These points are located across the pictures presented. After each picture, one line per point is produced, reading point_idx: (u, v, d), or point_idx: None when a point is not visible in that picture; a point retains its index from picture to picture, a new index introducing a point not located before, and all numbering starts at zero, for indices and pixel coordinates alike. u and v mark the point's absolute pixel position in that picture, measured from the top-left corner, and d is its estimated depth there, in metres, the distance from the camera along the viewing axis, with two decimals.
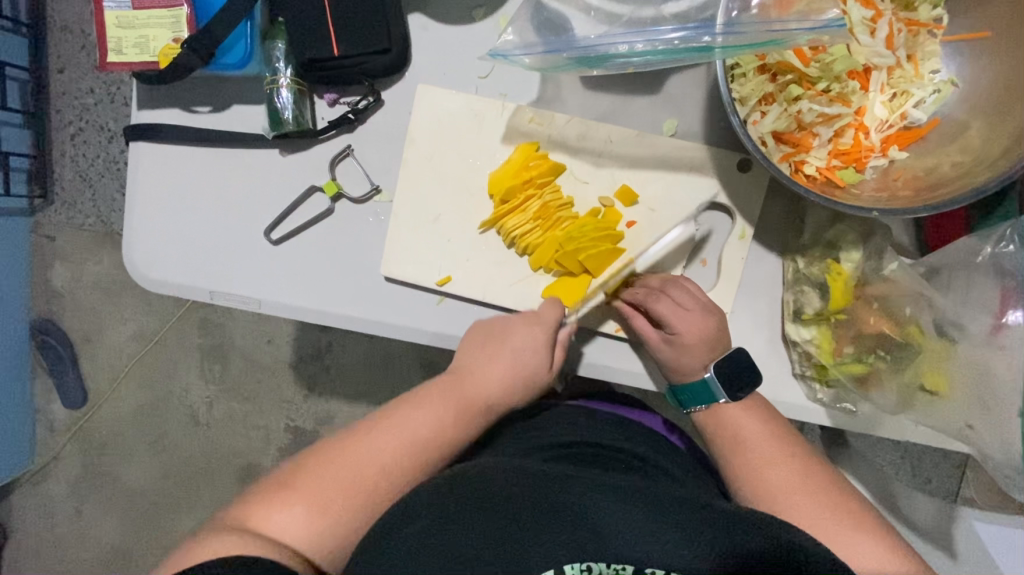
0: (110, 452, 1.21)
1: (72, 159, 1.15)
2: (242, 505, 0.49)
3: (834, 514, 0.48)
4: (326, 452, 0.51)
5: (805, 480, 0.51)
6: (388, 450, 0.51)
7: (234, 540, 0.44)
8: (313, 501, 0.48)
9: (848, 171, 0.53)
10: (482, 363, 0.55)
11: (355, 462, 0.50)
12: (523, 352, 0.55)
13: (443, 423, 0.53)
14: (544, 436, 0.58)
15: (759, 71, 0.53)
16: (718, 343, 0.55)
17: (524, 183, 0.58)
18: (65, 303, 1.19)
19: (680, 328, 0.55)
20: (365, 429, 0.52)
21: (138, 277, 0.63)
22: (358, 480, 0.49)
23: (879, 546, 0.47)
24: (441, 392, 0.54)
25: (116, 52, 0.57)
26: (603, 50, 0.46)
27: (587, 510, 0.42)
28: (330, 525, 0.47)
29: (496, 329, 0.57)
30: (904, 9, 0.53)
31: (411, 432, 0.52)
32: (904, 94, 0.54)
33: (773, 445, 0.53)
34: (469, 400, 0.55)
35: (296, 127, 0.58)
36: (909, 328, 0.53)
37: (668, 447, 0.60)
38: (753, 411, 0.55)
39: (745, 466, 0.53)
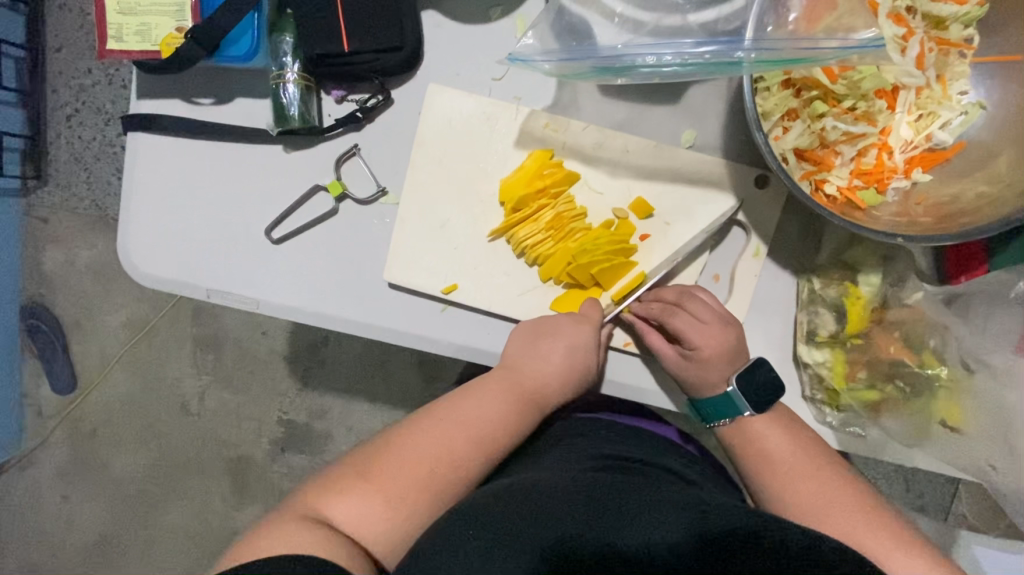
0: (99, 440, 1.19)
1: (67, 141, 1.12)
2: (308, 496, 0.49)
3: (874, 528, 0.48)
4: (393, 446, 0.51)
5: (837, 493, 0.50)
6: (449, 446, 0.52)
7: (309, 531, 0.45)
8: (385, 494, 0.48)
9: (869, 192, 0.52)
10: (535, 359, 0.55)
11: (420, 457, 0.51)
12: (575, 349, 0.54)
13: (505, 413, 0.54)
14: (568, 450, 0.56)
15: (784, 86, 0.51)
16: (738, 355, 0.54)
17: (537, 192, 0.56)
18: (56, 288, 1.16)
19: (696, 342, 0.53)
20: (426, 421, 0.53)
21: (133, 272, 0.61)
22: (422, 475, 0.50)
23: (922, 559, 0.47)
24: (501, 384, 0.55)
25: (116, 40, 0.55)
26: (628, 61, 0.45)
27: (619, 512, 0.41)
28: (403, 516, 0.48)
29: (547, 325, 0.55)
30: (935, 27, 0.52)
31: (472, 425, 0.53)
32: (931, 115, 0.52)
33: (801, 457, 0.52)
34: (525, 394, 0.55)
35: (303, 122, 0.56)
36: (925, 356, 0.53)
37: (693, 459, 0.58)
38: (777, 423, 0.54)
39: (774, 482, 0.52)
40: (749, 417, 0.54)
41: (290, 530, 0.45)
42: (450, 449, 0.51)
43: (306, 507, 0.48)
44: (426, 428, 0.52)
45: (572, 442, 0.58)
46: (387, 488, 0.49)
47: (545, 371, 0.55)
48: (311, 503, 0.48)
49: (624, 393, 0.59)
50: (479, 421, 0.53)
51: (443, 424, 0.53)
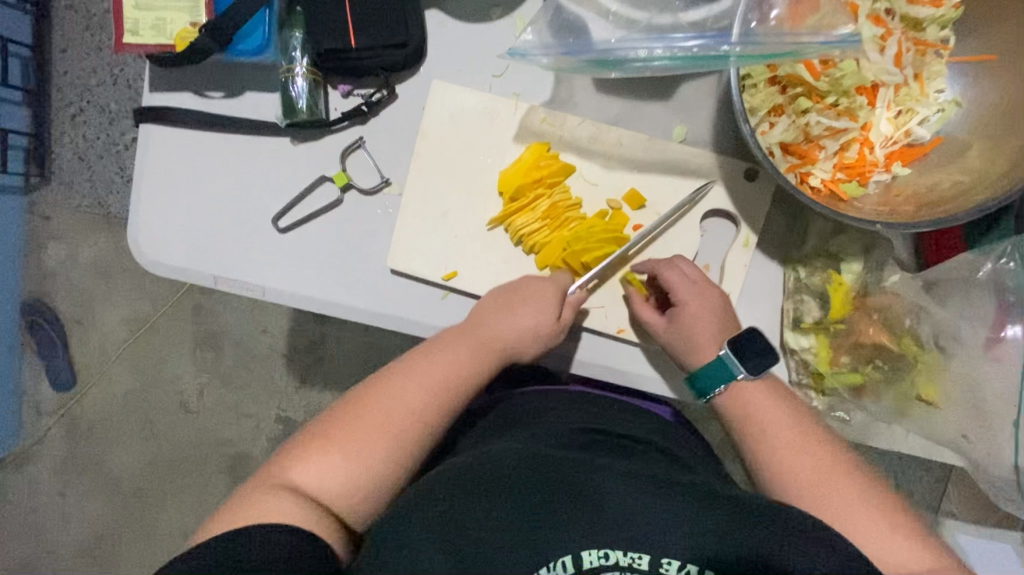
0: (97, 436, 1.20)
1: (71, 139, 1.14)
2: (277, 461, 0.50)
3: (862, 504, 0.48)
4: (355, 405, 0.52)
5: (833, 471, 0.50)
6: (409, 403, 0.52)
7: (274, 499, 0.46)
8: (347, 451, 0.50)
9: (851, 184, 0.54)
10: (500, 315, 0.56)
11: (383, 410, 0.52)
12: (536, 304, 0.56)
13: (466, 370, 0.55)
14: (540, 424, 0.56)
15: (770, 83, 0.54)
16: (725, 319, 0.56)
17: (534, 183, 0.58)
18: (58, 284, 1.18)
19: (685, 297, 0.56)
20: (387, 379, 0.54)
21: (142, 259, 0.63)
22: (384, 428, 0.51)
23: (907, 539, 0.47)
24: (462, 341, 0.56)
25: (132, 34, 0.57)
26: (622, 55, 0.47)
27: (604, 501, 0.43)
28: (362, 472, 0.49)
29: (513, 287, 0.57)
30: (913, 29, 0.55)
31: (433, 376, 0.54)
32: (910, 112, 0.55)
33: (794, 433, 0.53)
34: (487, 348, 0.56)
35: (310, 115, 0.59)
36: (905, 338, 0.56)
37: (672, 438, 0.58)
38: (773, 394, 0.55)
39: (777, 450, 0.52)
40: (744, 380, 0.55)
41: (259, 502, 0.46)
42: (413, 404, 0.52)
43: (275, 474, 0.49)
44: (387, 383, 0.53)
45: (544, 416, 0.58)
46: (349, 445, 0.50)
47: (508, 326, 0.56)
48: (280, 467, 0.49)
49: (617, 378, 0.61)
50: (441, 372, 0.54)
51: (406, 378, 0.53)
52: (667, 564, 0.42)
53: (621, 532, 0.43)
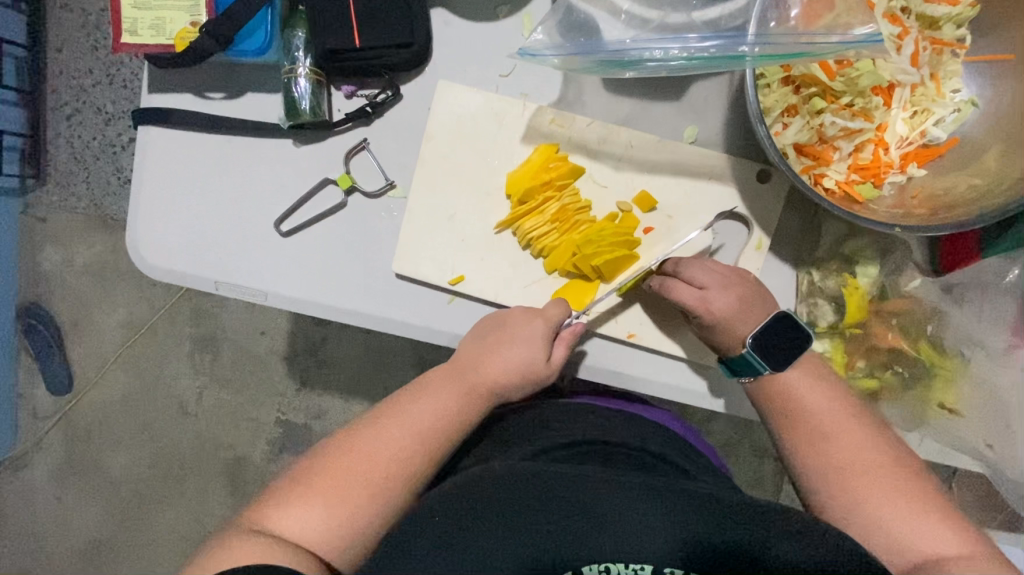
0: (95, 440, 1.18)
1: (67, 140, 1.12)
2: (260, 505, 0.49)
3: (890, 495, 0.48)
4: (335, 453, 0.51)
5: (871, 453, 0.50)
6: (391, 446, 0.51)
7: (255, 545, 0.45)
8: (330, 499, 0.48)
9: (866, 186, 0.53)
10: (484, 355, 0.55)
11: (364, 452, 0.50)
12: (521, 344, 0.54)
13: (449, 410, 0.53)
14: (539, 436, 0.55)
15: (783, 83, 0.53)
16: (750, 311, 0.54)
17: (543, 185, 0.57)
18: (54, 287, 1.16)
19: (698, 310, 0.53)
20: (370, 423, 0.52)
21: (140, 262, 0.62)
22: (366, 475, 0.49)
23: (927, 526, 0.46)
24: (445, 381, 0.55)
25: (131, 34, 0.56)
26: (635, 55, 0.46)
27: (602, 513, 0.42)
28: (346, 519, 0.48)
29: (498, 320, 0.56)
30: (928, 28, 0.54)
31: (416, 420, 0.52)
32: (925, 112, 0.54)
33: (831, 413, 0.51)
34: (472, 391, 0.55)
35: (313, 116, 0.57)
36: (921, 344, 0.55)
37: (674, 440, 0.57)
38: (808, 379, 0.53)
39: (801, 441, 0.52)
40: (771, 375, 0.53)
41: (240, 547, 0.45)
42: (395, 449, 0.51)
43: (254, 517, 0.48)
44: (370, 430, 0.52)
45: (543, 428, 0.57)
46: (332, 492, 0.49)
47: (494, 367, 0.54)
48: (260, 510, 0.48)
49: (627, 384, 0.60)
50: (423, 416, 0.53)
51: (387, 421, 0.52)
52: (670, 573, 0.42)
53: (620, 543, 0.42)
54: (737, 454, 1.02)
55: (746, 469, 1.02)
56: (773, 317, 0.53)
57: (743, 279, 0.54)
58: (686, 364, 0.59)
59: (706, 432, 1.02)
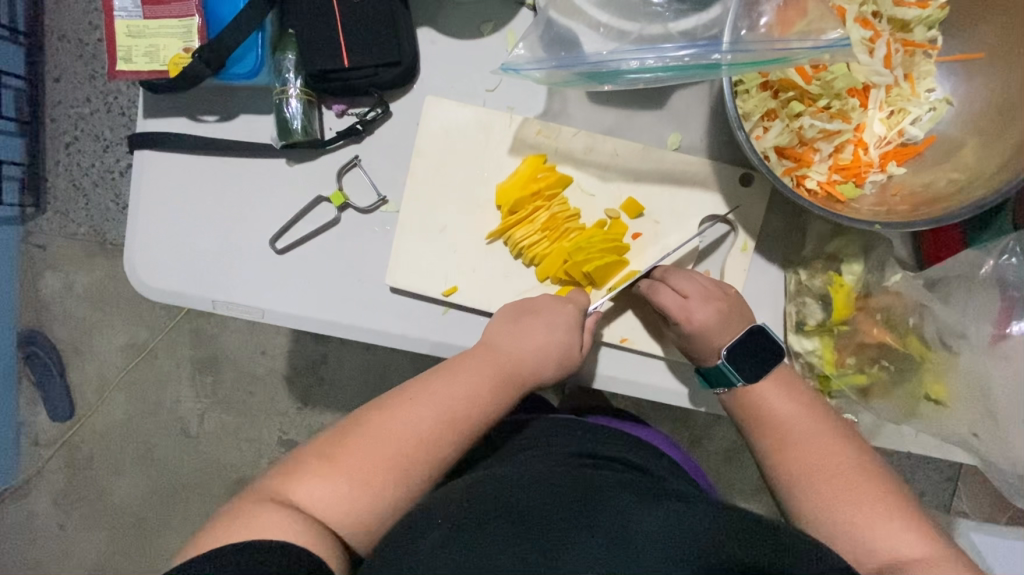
0: (97, 466, 1.18)
1: (66, 168, 1.14)
2: (279, 476, 0.48)
3: (860, 504, 0.47)
4: (363, 430, 0.50)
5: (842, 462, 0.49)
6: (422, 426, 0.51)
7: (276, 518, 0.45)
8: (357, 476, 0.48)
9: (848, 185, 0.54)
10: (516, 339, 0.56)
11: (391, 432, 0.50)
12: (556, 328, 0.55)
13: (483, 393, 0.53)
14: (543, 446, 0.56)
15: (762, 88, 0.54)
16: (729, 325, 0.55)
17: (532, 195, 0.58)
18: (55, 314, 1.17)
19: (680, 318, 0.55)
20: (400, 400, 0.52)
21: (139, 284, 0.63)
22: (395, 456, 0.49)
23: (898, 527, 0.46)
24: (479, 362, 0.54)
25: (126, 61, 0.57)
26: (613, 67, 0.48)
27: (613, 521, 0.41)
28: (372, 499, 0.48)
29: (528, 306, 0.57)
30: (900, 30, 0.55)
31: (448, 403, 0.52)
32: (902, 112, 0.55)
33: (802, 423, 0.52)
34: (504, 376, 0.54)
35: (305, 134, 0.58)
36: (909, 338, 0.56)
37: (661, 458, 0.57)
38: (779, 388, 0.54)
39: (772, 448, 0.52)
40: (745, 388, 0.54)
41: (259, 519, 0.45)
42: (426, 430, 0.50)
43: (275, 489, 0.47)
44: (400, 407, 0.51)
45: (546, 440, 0.57)
46: (360, 471, 0.48)
47: (526, 351, 0.55)
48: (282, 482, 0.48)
49: (621, 388, 0.61)
50: (456, 399, 0.52)
51: (417, 401, 0.52)
52: None
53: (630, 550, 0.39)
54: (739, 459, 1.02)
55: (749, 474, 1.02)
56: (748, 331, 0.55)
57: (724, 292, 0.55)
58: (677, 366, 0.60)
59: (708, 438, 1.02)
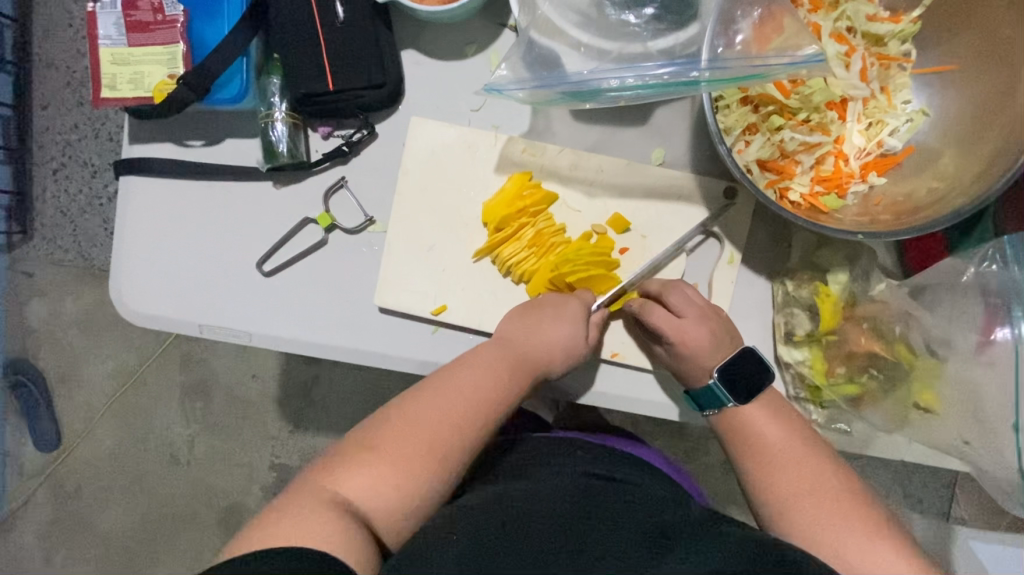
0: (84, 497, 1.16)
1: (53, 195, 1.13)
2: (315, 473, 0.47)
3: (853, 526, 0.46)
4: (389, 424, 0.50)
5: (834, 485, 0.49)
6: (447, 417, 0.50)
7: (318, 517, 0.43)
8: (389, 470, 0.47)
9: (830, 197, 0.55)
10: (532, 331, 0.55)
11: (420, 428, 0.49)
12: (571, 319, 0.55)
13: (503, 382, 0.53)
14: (548, 461, 0.55)
15: (742, 103, 0.55)
16: (720, 346, 0.55)
17: (518, 213, 0.59)
18: (40, 342, 1.16)
19: (673, 336, 0.55)
20: (421, 392, 0.52)
21: (124, 310, 0.63)
22: (425, 446, 0.49)
23: (888, 552, 0.45)
24: (498, 354, 0.54)
25: (110, 88, 0.57)
26: (595, 85, 0.48)
27: (625, 553, 0.41)
28: (405, 490, 0.47)
29: (539, 301, 0.57)
30: (875, 44, 0.57)
31: (475, 393, 0.52)
32: (880, 123, 0.56)
33: (792, 447, 0.51)
34: (524, 366, 0.55)
35: (291, 158, 0.59)
36: (898, 346, 0.56)
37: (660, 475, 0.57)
38: (766, 411, 0.54)
39: (763, 470, 0.51)
40: (736, 409, 0.54)
41: (302, 515, 0.43)
42: (451, 421, 0.50)
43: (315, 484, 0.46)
44: (423, 401, 0.51)
45: (547, 455, 0.56)
46: (391, 465, 0.47)
47: (544, 342, 0.55)
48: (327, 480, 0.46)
49: (614, 404, 0.60)
50: (483, 389, 0.52)
51: (440, 394, 0.51)
52: None
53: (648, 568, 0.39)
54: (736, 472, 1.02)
55: None
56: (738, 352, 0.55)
57: (715, 312, 0.56)
58: (669, 382, 0.60)
59: (704, 451, 1.02)
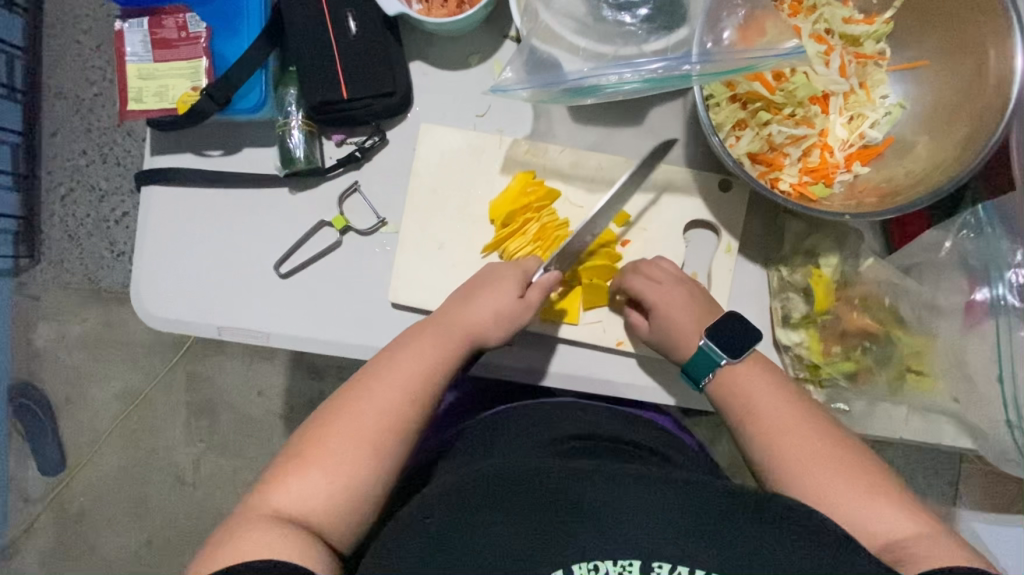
0: (89, 519, 1.17)
1: (60, 219, 1.16)
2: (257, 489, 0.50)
3: (855, 486, 0.48)
4: (326, 420, 0.52)
5: (833, 447, 0.50)
6: (378, 403, 0.52)
7: (261, 531, 0.46)
8: (325, 468, 0.50)
9: (818, 186, 0.58)
10: (465, 309, 0.57)
11: (349, 423, 0.51)
12: (500, 293, 0.57)
13: (433, 359, 0.55)
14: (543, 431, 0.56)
15: (731, 101, 0.59)
16: (699, 308, 0.58)
17: (523, 209, 0.62)
18: (47, 365, 1.17)
19: (653, 298, 0.58)
20: (358, 381, 0.54)
21: (144, 313, 0.65)
22: (357, 436, 0.51)
23: (890, 511, 0.47)
24: (429, 335, 0.56)
25: (137, 101, 0.61)
26: (596, 81, 0.51)
27: (600, 515, 0.41)
28: (343, 482, 0.49)
29: (477, 280, 0.59)
30: (851, 44, 0.60)
31: (405, 375, 0.54)
32: (861, 117, 0.60)
33: (791, 411, 0.53)
34: (459, 342, 0.57)
35: (307, 163, 0.62)
36: (888, 323, 0.59)
37: (669, 440, 0.60)
38: (765, 377, 0.55)
39: (765, 435, 0.52)
40: (726, 370, 0.56)
41: (248, 535, 0.45)
42: (383, 406, 0.52)
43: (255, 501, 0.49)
44: (358, 392, 0.53)
45: (544, 423, 0.57)
46: (327, 462, 0.50)
47: (475, 317, 0.57)
48: (267, 495, 0.49)
49: (622, 390, 0.63)
50: (412, 371, 0.54)
51: (374, 384, 0.53)
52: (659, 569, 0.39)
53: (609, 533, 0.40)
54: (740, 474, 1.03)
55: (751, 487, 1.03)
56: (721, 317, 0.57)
57: (692, 282, 0.60)
58: (672, 368, 0.62)
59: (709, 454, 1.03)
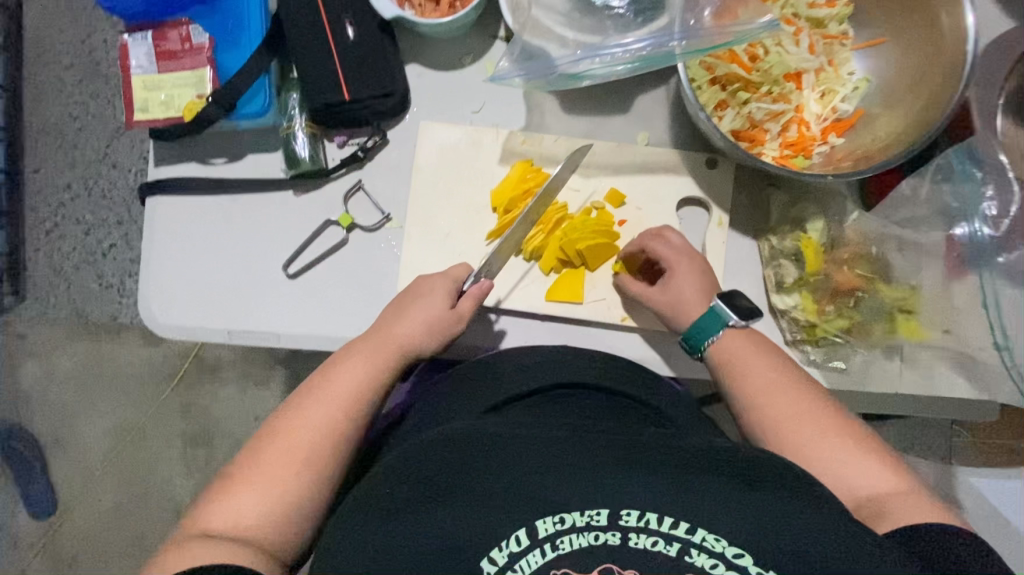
0: (84, 561, 1.13)
1: (46, 254, 1.15)
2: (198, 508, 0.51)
3: (844, 448, 0.51)
4: (265, 439, 0.53)
5: (817, 412, 0.53)
6: (314, 418, 0.53)
7: (198, 546, 0.47)
8: (263, 484, 0.51)
9: (798, 159, 0.63)
10: (399, 319, 0.59)
11: (285, 440, 0.52)
12: (431, 303, 0.59)
13: (369, 372, 0.56)
14: (489, 391, 0.55)
15: (711, 83, 0.63)
16: (707, 280, 0.61)
17: (524, 194, 0.65)
18: (36, 403, 1.15)
19: (671, 260, 0.61)
20: (299, 397, 0.55)
21: (150, 318, 0.66)
22: (292, 452, 0.52)
23: (876, 469, 0.50)
24: (364, 349, 0.57)
25: (144, 111, 0.63)
26: (589, 63, 0.55)
27: (568, 474, 0.41)
28: (281, 496, 0.50)
29: (410, 292, 0.61)
30: (817, 26, 0.65)
31: (342, 389, 0.55)
32: (832, 92, 0.64)
33: (775, 381, 0.55)
34: (394, 352, 0.58)
35: (313, 163, 0.65)
36: (872, 280, 0.62)
37: (634, 377, 0.57)
38: (755, 350, 0.57)
39: (757, 404, 0.55)
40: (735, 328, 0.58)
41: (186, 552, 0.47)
42: (319, 421, 0.53)
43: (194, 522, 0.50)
44: (297, 410, 0.54)
45: (486, 376, 0.57)
46: (263, 479, 0.51)
47: (408, 326, 0.58)
48: (202, 515, 0.50)
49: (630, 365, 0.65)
50: (348, 386, 0.55)
51: (311, 403, 0.54)
52: (625, 517, 0.40)
53: (571, 491, 0.41)
54: None
55: None
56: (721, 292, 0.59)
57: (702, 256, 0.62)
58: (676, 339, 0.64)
59: None
